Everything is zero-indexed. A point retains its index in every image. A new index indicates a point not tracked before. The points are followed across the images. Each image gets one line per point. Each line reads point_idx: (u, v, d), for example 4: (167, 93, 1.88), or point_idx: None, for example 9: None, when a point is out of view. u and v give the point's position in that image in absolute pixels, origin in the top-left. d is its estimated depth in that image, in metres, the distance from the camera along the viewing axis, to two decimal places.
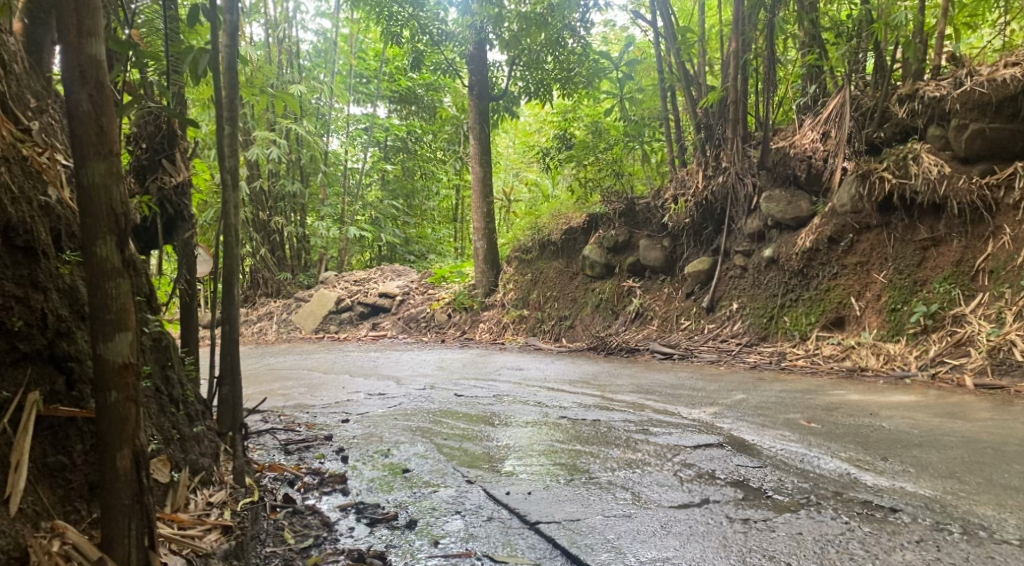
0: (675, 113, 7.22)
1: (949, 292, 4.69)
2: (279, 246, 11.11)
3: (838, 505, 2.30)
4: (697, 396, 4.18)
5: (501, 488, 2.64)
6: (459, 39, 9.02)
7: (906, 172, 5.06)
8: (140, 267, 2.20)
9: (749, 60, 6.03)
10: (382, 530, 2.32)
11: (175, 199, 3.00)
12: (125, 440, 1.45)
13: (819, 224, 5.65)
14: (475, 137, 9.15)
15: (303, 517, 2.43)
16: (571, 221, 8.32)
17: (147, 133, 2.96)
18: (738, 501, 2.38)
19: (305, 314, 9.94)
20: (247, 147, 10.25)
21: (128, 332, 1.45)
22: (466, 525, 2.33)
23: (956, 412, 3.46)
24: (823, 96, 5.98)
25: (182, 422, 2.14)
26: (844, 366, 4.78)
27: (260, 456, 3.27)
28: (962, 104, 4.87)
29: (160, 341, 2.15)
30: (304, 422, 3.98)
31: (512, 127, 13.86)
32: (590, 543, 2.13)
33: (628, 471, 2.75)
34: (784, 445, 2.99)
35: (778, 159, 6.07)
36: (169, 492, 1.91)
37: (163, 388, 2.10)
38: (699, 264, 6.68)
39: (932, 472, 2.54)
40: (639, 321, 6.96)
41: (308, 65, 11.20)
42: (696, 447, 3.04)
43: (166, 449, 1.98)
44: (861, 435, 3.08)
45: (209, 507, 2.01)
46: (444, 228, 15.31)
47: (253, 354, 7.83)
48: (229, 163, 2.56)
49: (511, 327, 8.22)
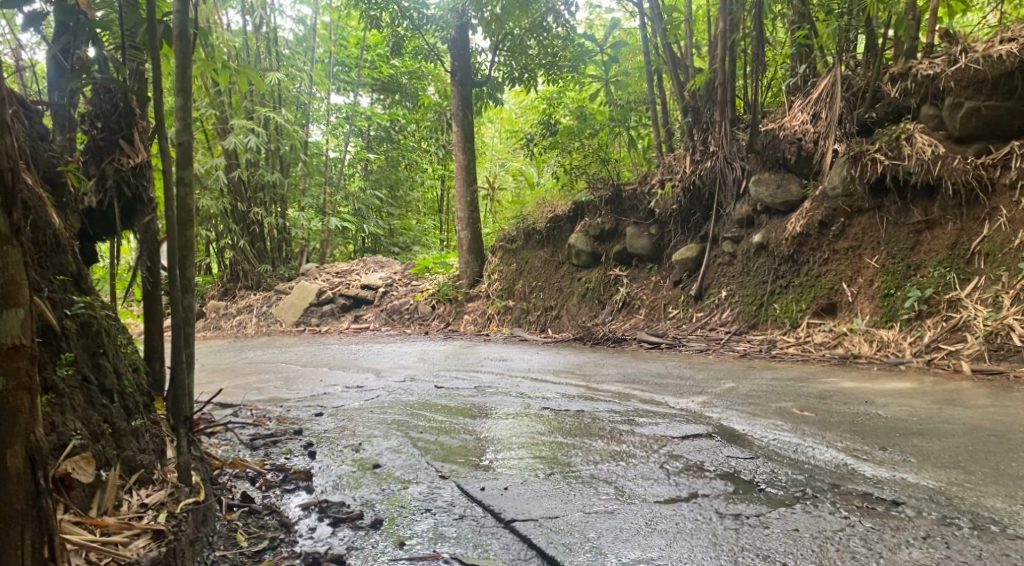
0: (661, 97, 7.03)
1: (944, 277, 4.55)
2: (259, 238, 10.71)
3: (836, 499, 2.14)
4: (685, 385, 4.02)
5: (475, 483, 2.46)
6: (441, 23, 8.83)
7: (898, 153, 4.91)
8: (64, 241, 2.01)
9: (736, 41, 5.82)
10: (345, 531, 2.14)
11: (133, 179, 2.74)
12: (17, 435, 1.33)
13: (809, 208, 5.50)
14: (458, 124, 8.88)
15: (260, 517, 2.25)
16: (556, 209, 8.17)
17: (103, 111, 2.72)
18: (728, 496, 2.21)
19: (284, 307, 9.64)
20: (224, 135, 9.90)
21: (19, 308, 1.33)
22: (435, 524, 2.15)
23: (954, 398, 3.32)
24: (813, 77, 5.82)
25: (117, 415, 1.94)
26: (836, 353, 4.63)
27: (223, 451, 3.07)
28: (957, 81, 4.73)
29: (89, 326, 1.96)
30: (275, 416, 3.78)
31: (495, 114, 13.76)
32: (568, 542, 1.97)
33: (612, 464, 2.58)
34: (776, 435, 2.82)
35: (767, 141, 5.87)
36: (95, 493, 1.73)
37: (92, 377, 1.90)
38: (687, 251, 6.51)
39: (935, 462, 2.39)
40: (626, 310, 6.79)
41: (288, 54, 10.75)
42: (684, 437, 2.87)
43: (94, 446, 1.79)
44: (857, 423, 2.93)
45: (144, 509, 1.82)
46: (428, 219, 15.16)
47: (230, 347, 7.62)
48: (179, 137, 2.32)
49: (495, 318, 8.03)
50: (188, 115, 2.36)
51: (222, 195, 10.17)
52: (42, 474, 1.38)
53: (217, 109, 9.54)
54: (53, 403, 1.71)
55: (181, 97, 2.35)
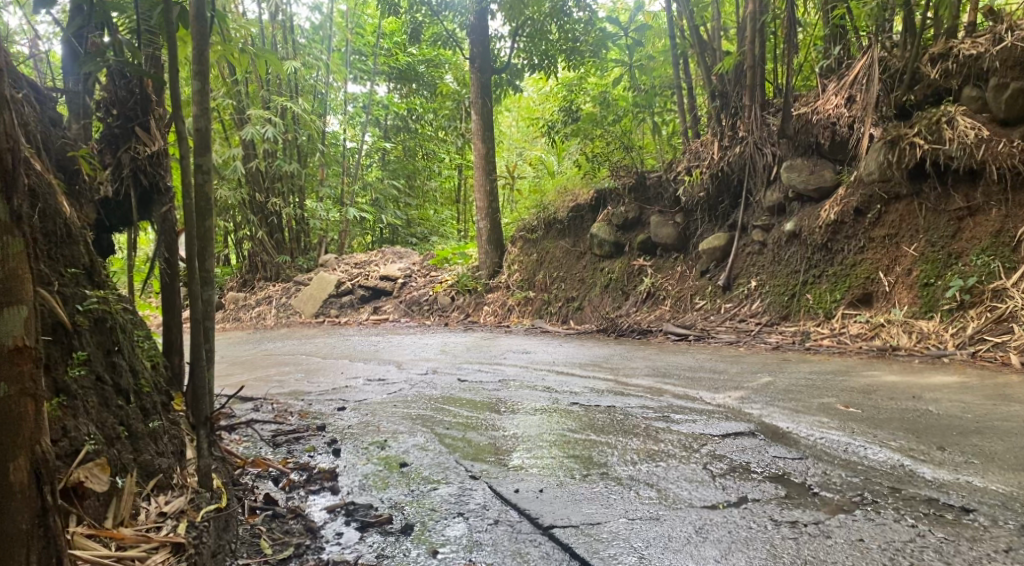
0: (687, 83, 6.80)
1: (988, 265, 4.37)
2: (278, 229, 10.65)
3: (900, 505, 2.01)
4: (719, 379, 3.87)
5: (508, 485, 2.33)
6: (460, 9, 8.67)
7: (939, 136, 4.70)
8: (75, 232, 1.88)
9: (766, 22, 5.62)
10: (374, 536, 2.03)
11: (150, 168, 2.67)
12: (22, 447, 1.24)
13: (844, 195, 5.33)
14: (478, 112, 8.71)
15: (284, 522, 2.14)
16: (578, 198, 8.04)
17: (119, 97, 2.63)
18: (781, 501, 2.08)
19: (304, 299, 9.57)
20: (241, 125, 9.76)
21: (22, 306, 1.25)
22: (470, 530, 2.03)
23: (1008, 394, 3.14)
24: (847, 59, 5.62)
25: (133, 416, 1.83)
26: (874, 345, 4.45)
27: (245, 449, 2.97)
28: (1003, 60, 4.51)
29: (104, 321, 1.83)
30: (298, 411, 3.67)
31: (514, 101, 13.63)
32: (613, 553, 1.85)
33: (652, 465, 2.44)
34: (824, 433, 2.67)
35: (800, 126, 5.66)
36: (111, 502, 1.62)
37: (107, 377, 1.78)
38: (714, 240, 6.34)
39: (1001, 464, 2.24)
40: (650, 301, 6.63)
41: (305, 43, 10.59)
42: (726, 436, 2.73)
43: (109, 451, 1.68)
44: (909, 421, 2.77)
45: (162, 518, 1.70)
46: (446, 209, 15.13)
47: (249, 339, 7.54)
48: (196, 123, 2.18)
49: (516, 309, 7.88)
50: (206, 100, 2.21)
51: (240, 186, 10.07)
52: (49, 489, 1.29)
53: (234, 100, 9.49)
54: (65, 405, 1.60)
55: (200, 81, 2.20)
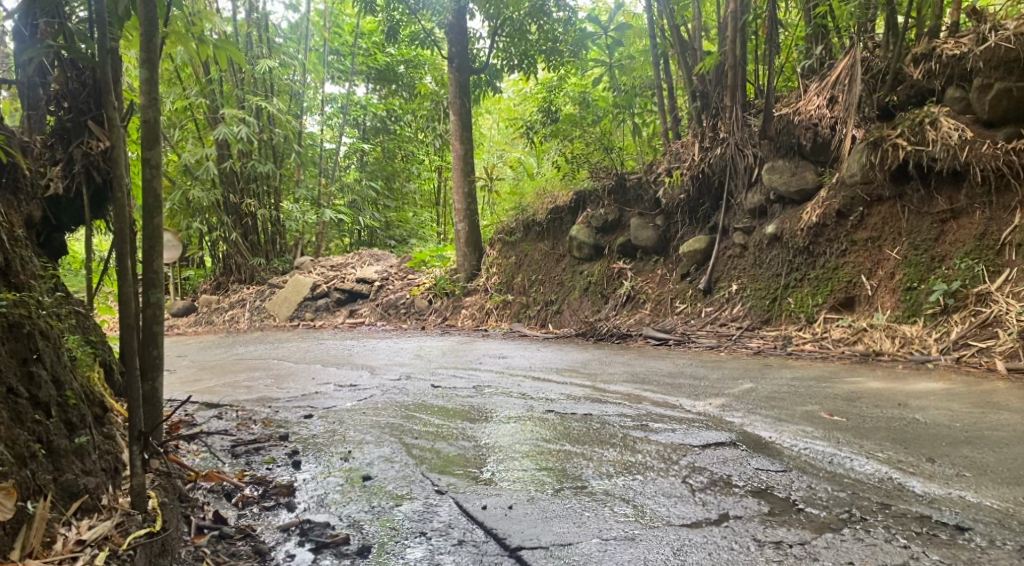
0: (668, 82, 6.69)
1: (971, 269, 4.30)
2: (252, 231, 10.42)
3: (890, 523, 1.89)
4: (700, 386, 3.74)
5: (476, 500, 2.18)
6: (437, 7, 8.49)
7: (922, 138, 4.62)
8: None
9: (748, 22, 5.50)
10: (327, 559, 1.88)
11: (103, 164, 2.61)
12: None
13: (826, 197, 5.23)
14: (456, 112, 8.52)
15: (231, 544, 1.98)
16: (557, 199, 7.89)
17: (69, 91, 2.53)
18: (764, 518, 1.95)
19: (278, 301, 9.35)
20: (214, 124, 9.50)
21: None
22: (431, 552, 1.88)
23: (993, 402, 3.03)
24: (829, 59, 5.53)
25: (54, 432, 1.68)
26: (857, 350, 4.37)
27: (198, 461, 2.79)
28: (985, 61, 4.42)
29: (20, 327, 1.67)
30: (261, 419, 3.50)
31: (493, 103, 13.48)
32: None
33: (629, 478, 2.30)
34: (809, 443, 2.55)
35: (781, 127, 5.59)
36: (18, 531, 1.46)
37: (21, 389, 1.62)
38: (695, 243, 6.23)
39: (993, 478, 2.13)
40: (630, 305, 6.51)
41: (281, 42, 10.35)
42: (706, 447, 2.60)
43: (20, 473, 1.53)
44: (895, 430, 2.66)
45: (79, 549, 1.54)
46: (427, 211, 14.95)
47: (221, 343, 7.35)
48: (145, 113, 2.00)
49: (494, 312, 7.73)
50: (155, 90, 2.01)
51: (213, 186, 9.83)
52: None
53: (208, 99, 9.27)
54: None
55: (147, 69, 1.99)
